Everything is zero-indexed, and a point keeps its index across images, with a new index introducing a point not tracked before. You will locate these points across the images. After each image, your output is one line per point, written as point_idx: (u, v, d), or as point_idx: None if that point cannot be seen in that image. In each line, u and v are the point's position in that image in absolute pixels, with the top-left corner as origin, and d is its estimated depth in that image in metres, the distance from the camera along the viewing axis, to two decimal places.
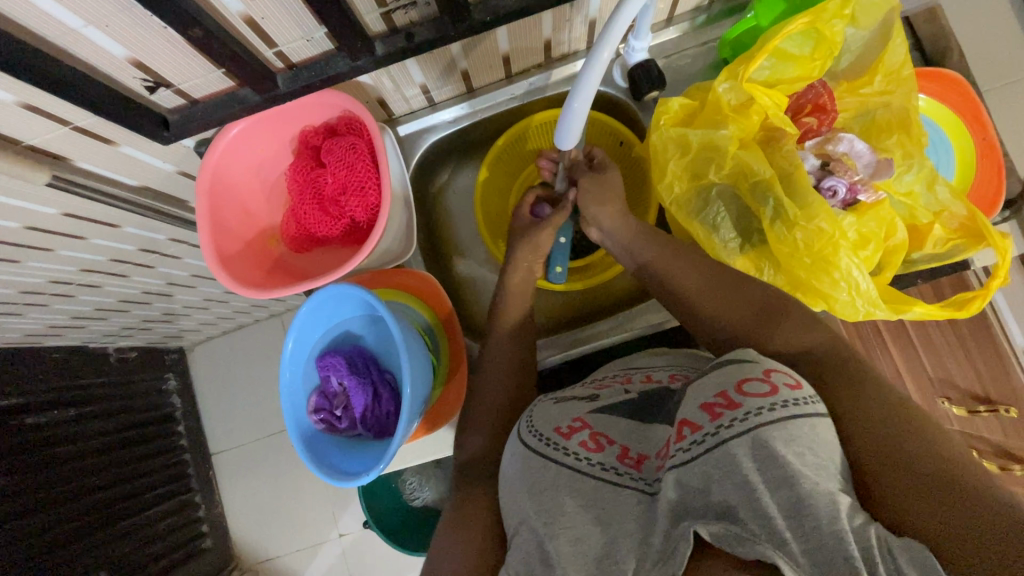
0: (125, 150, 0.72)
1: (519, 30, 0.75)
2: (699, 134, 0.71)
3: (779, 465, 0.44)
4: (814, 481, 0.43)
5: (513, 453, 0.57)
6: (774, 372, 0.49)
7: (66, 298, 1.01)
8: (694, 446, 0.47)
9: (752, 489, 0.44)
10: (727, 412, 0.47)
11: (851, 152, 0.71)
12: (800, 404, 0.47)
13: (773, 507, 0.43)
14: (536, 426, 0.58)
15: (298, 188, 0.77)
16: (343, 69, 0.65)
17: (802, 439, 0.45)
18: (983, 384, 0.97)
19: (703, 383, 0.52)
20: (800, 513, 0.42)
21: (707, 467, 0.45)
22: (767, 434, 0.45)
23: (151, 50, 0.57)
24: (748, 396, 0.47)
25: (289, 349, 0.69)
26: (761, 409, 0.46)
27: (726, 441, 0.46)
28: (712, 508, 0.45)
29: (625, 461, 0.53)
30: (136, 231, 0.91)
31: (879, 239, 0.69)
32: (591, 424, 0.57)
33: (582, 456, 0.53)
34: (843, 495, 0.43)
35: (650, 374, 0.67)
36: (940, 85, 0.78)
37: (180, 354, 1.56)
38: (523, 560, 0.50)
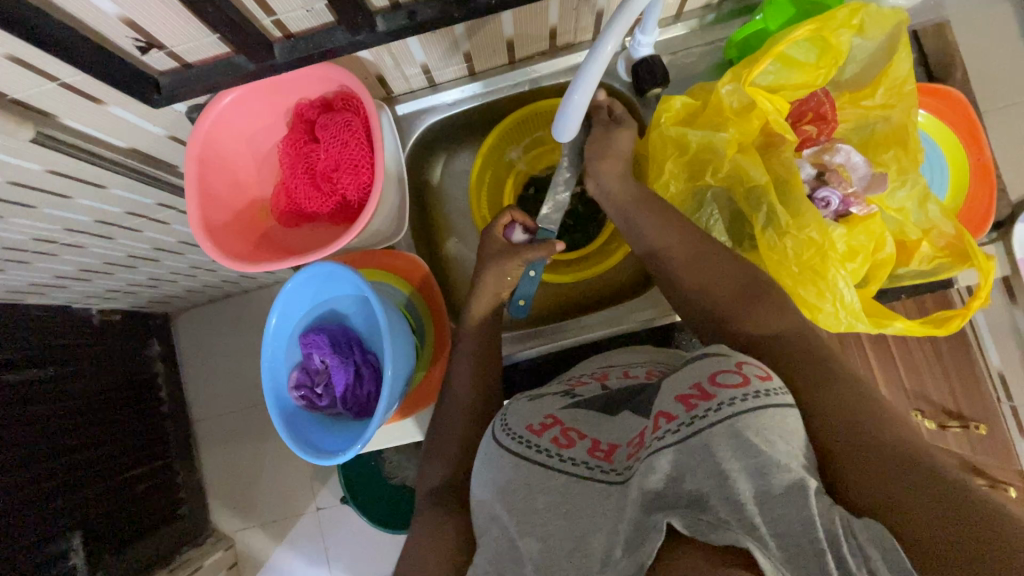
0: (114, 110, 0.70)
1: (524, 15, 0.74)
2: (699, 135, 0.71)
3: (752, 454, 0.44)
4: (785, 467, 0.44)
5: (486, 453, 0.58)
6: (745, 363, 0.49)
7: (51, 257, 1.00)
8: (668, 435, 0.47)
9: (725, 476, 0.44)
10: (701, 403, 0.47)
11: (847, 164, 0.71)
12: (771, 395, 0.47)
13: (744, 493, 0.43)
14: (508, 427, 0.58)
15: (290, 161, 0.75)
16: (342, 44, 0.64)
17: (773, 429, 0.45)
18: (956, 400, 0.99)
19: (677, 377, 0.52)
20: (769, 499, 0.43)
21: (682, 455, 0.46)
22: (740, 424, 0.45)
23: (145, 10, 0.55)
24: (722, 387, 0.47)
25: (273, 323, 0.70)
26: (734, 400, 0.46)
27: (700, 430, 0.45)
28: (686, 498, 0.45)
29: (596, 454, 0.53)
30: (122, 193, 0.89)
31: (867, 253, 0.69)
32: (562, 420, 0.57)
33: (553, 452, 0.54)
34: (812, 480, 0.44)
35: (627, 370, 0.67)
36: (941, 102, 0.78)
37: (164, 320, 1.55)
38: (493, 548, 0.51)
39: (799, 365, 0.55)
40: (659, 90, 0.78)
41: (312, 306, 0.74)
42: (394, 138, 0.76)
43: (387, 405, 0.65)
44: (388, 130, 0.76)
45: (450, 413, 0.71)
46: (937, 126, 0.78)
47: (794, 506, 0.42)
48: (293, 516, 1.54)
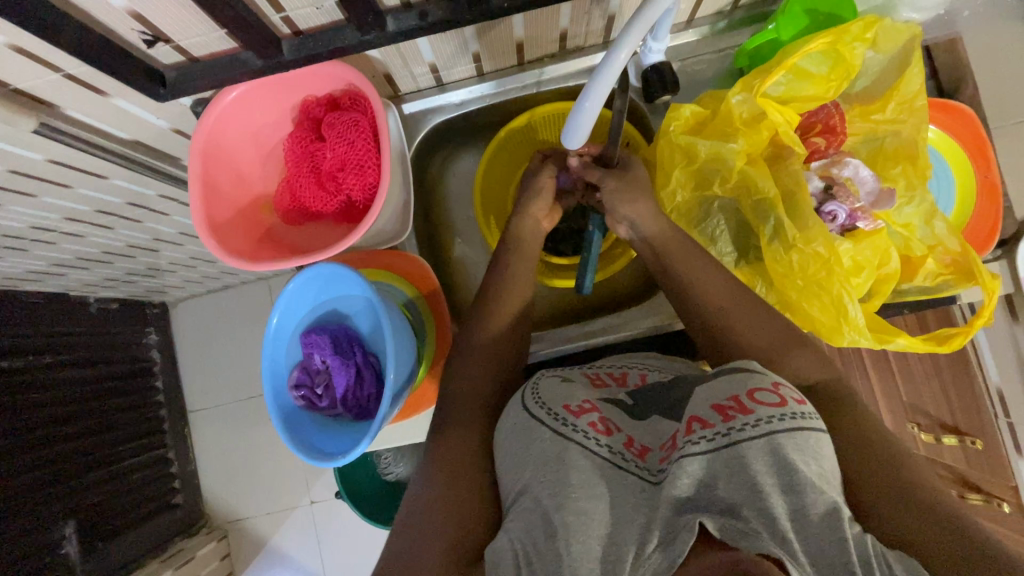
0: (118, 102, 0.69)
1: (535, 18, 0.73)
2: (708, 145, 0.70)
3: (788, 472, 0.45)
4: (820, 490, 0.45)
5: (515, 420, 0.58)
6: (782, 386, 0.51)
7: (48, 245, 0.99)
8: (705, 441, 0.47)
9: (760, 490, 0.45)
10: (739, 416, 0.48)
11: (855, 178, 0.70)
12: (805, 418, 0.48)
13: (779, 510, 0.44)
14: (542, 400, 0.57)
15: (295, 159, 0.75)
16: (351, 43, 0.63)
17: (809, 450, 0.46)
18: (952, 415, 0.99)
19: (711, 386, 0.53)
20: (804, 519, 0.45)
21: (716, 464, 0.47)
22: (781, 441, 0.46)
23: (151, 3, 0.54)
24: (760, 404, 0.49)
25: (273, 323, 0.69)
26: (772, 418, 0.47)
27: (738, 442, 0.46)
28: (719, 504, 0.45)
29: (631, 449, 0.53)
30: (124, 183, 0.88)
31: (873, 267, 0.69)
32: (601, 408, 0.57)
33: (591, 435, 0.53)
34: (844, 506, 0.46)
35: (645, 374, 0.68)
36: (949, 117, 0.78)
37: (162, 310, 1.54)
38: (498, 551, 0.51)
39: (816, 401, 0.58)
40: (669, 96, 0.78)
41: (314, 305, 0.73)
42: (400, 136, 0.76)
43: (388, 408, 0.64)
44: (393, 128, 0.75)
45: (449, 390, 0.67)
46: (946, 142, 0.78)
47: (828, 529, 0.44)
48: (288, 509, 1.54)
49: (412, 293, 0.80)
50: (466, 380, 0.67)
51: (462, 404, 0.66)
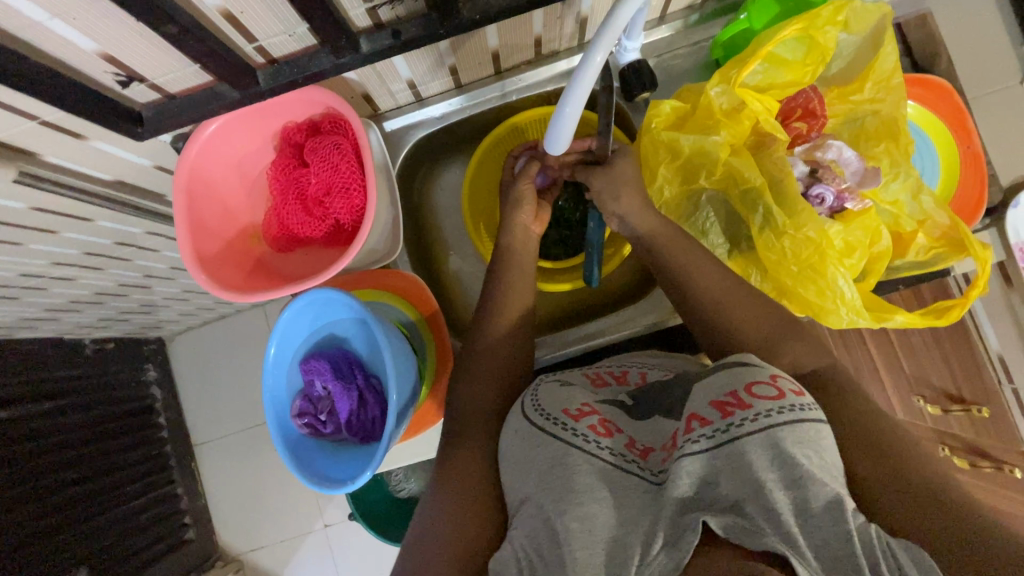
0: (97, 144, 0.69)
1: (509, 26, 0.73)
2: (691, 140, 0.71)
3: (789, 465, 0.45)
4: (823, 482, 0.44)
5: (517, 430, 0.57)
6: (780, 378, 0.50)
7: (40, 291, 0.98)
8: (705, 439, 0.47)
9: (762, 485, 0.45)
10: (737, 411, 0.48)
11: (839, 160, 0.71)
12: (805, 410, 0.48)
13: (782, 504, 0.44)
14: (542, 407, 0.57)
15: (280, 187, 0.75)
16: (326, 66, 0.63)
17: (810, 442, 0.46)
18: (957, 383, 1.00)
19: (711, 383, 0.53)
20: (808, 513, 0.44)
21: (715, 461, 0.47)
22: (779, 434, 0.46)
23: (123, 44, 0.54)
24: (758, 398, 0.48)
25: (271, 353, 0.68)
26: (771, 411, 0.47)
27: (737, 438, 0.46)
28: (722, 501, 0.46)
29: (633, 450, 0.53)
30: (110, 224, 0.88)
31: (864, 248, 0.69)
32: (602, 411, 0.57)
33: (592, 438, 0.53)
34: (848, 498, 0.44)
35: (646, 372, 0.68)
36: (927, 92, 0.78)
37: (159, 345, 1.53)
38: (511, 537, 0.51)
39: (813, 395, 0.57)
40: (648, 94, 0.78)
41: (310, 332, 0.73)
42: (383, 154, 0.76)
43: (393, 429, 0.64)
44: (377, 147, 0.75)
45: (457, 404, 0.68)
46: (925, 117, 0.79)
47: (833, 521, 0.43)
48: (301, 535, 1.53)
49: (412, 312, 0.80)
50: (471, 389, 0.68)
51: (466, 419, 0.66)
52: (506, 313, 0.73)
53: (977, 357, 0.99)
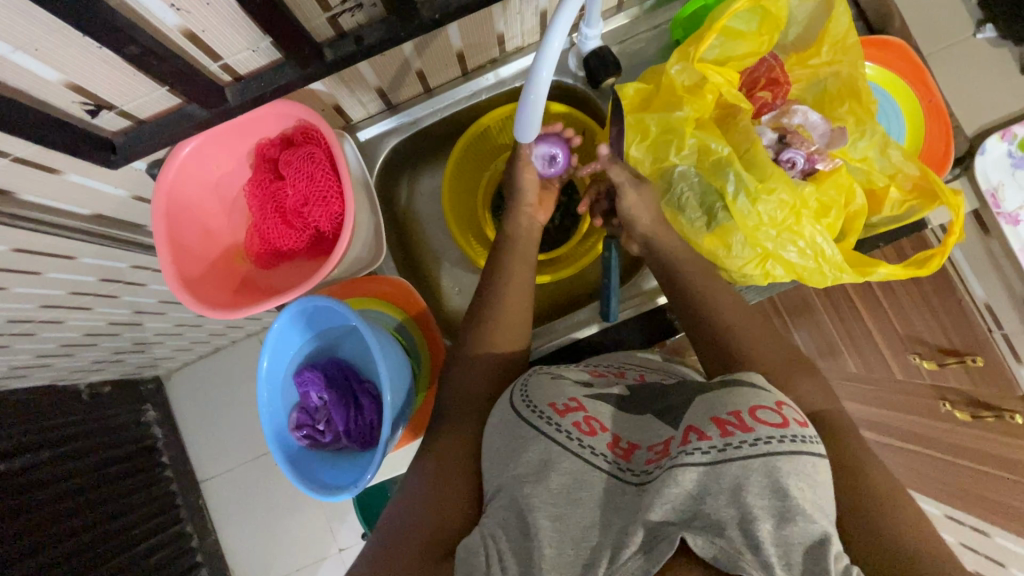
0: (73, 177, 0.69)
1: (470, 25, 0.75)
2: (658, 118, 0.72)
3: (781, 496, 0.45)
4: (811, 518, 0.44)
5: (502, 422, 0.57)
6: (785, 406, 0.50)
7: (29, 337, 0.97)
8: (701, 453, 0.47)
9: (750, 513, 0.45)
10: (738, 432, 0.47)
11: (806, 123, 0.72)
12: (805, 441, 0.47)
13: (765, 535, 0.44)
14: (532, 402, 0.57)
15: (259, 203, 0.75)
16: (292, 77, 0.64)
17: (806, 475, 0.46)
18: (949, 337, 0.98)
19: (712, 398, 0.52)
20: (789, 546, 0.44)
21: (707, 478, 0.46)
22: (776, 463, 0.45)
23: (89, 72, 0.55)
24: (760, 423, 0.48)
25: (264, 366, 0.68)
26: (772, 438, 0.47)
27: (734, 460, 0.46)
28: (706, 522, 0.45)
29: (615, 450, 0.53)
30: (94, 261, 0.88)
31: (839, 207, 0.71)
32: (587, 406, 0.56)
33: (574, 436, 0.53)
34: (835, 537, 0.45)
35: (643, 373, 0.69)
36: (884, 52, 0.80)
37: (156, 384, 1.52)
38: (498, 522, 0.52)
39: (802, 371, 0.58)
40: (613, 79, 0.80)
41: (302, 345, 0.73)
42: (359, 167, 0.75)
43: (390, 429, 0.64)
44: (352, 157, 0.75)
45: (450, 395, 0.68)
46: (886, 76, 0.80)
47: (812, 559, 0.44)
48: (317, 561, 1.51)
49: (401, 315, 0.81)
50: (464, 383, 0.67)
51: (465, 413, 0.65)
52: (498, 308, 0.72)
53: (964, 304, 0.98)
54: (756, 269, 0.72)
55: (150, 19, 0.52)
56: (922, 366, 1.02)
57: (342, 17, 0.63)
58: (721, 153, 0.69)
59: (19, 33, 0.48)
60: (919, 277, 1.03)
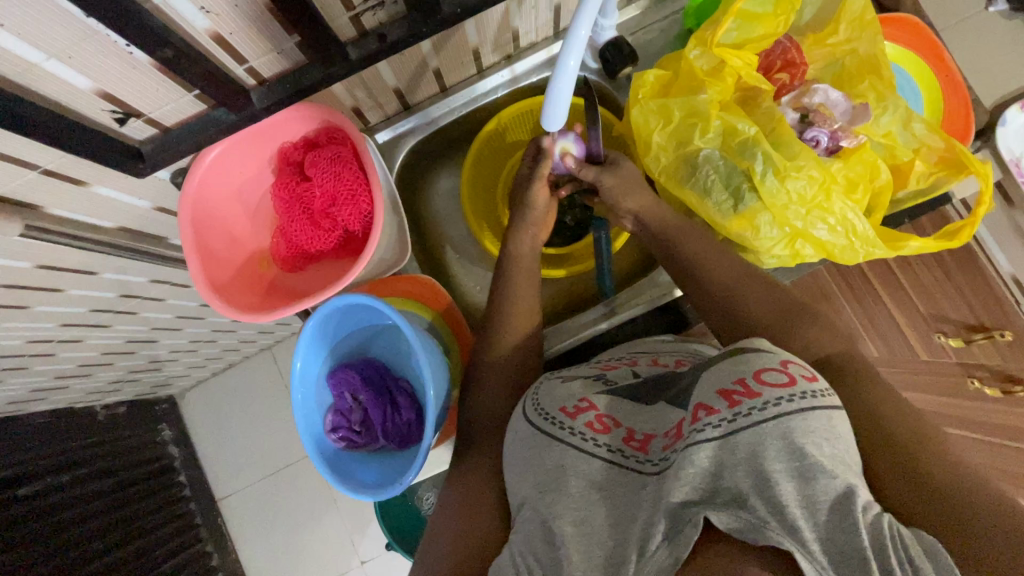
0: (99, 189, 0.69)
1: (487, 21, 0.75)
2: (680, 102, 0.72)
3: (797, 456, 0.42)
4: (832, 474, 0.41)
5: (518, 433, 0.57)
6: (791, 363, 0.47)
7: (48, 358, 0.97)
8: (710, 428, 0.45)
9: (768, 479, 0.42)
10: (746, 400, 0.45)
11: (827, 102, 0.72)
12: (818, 396, 0.44)
13: (788, 496, 0.41)
14: (542, 408, 0.57)
15: (286, 206, 0.75)
16: (316, 78, 0.64)
17: (820, 431, 0.43)
18: (976, 314, 1.01)
19: (718, 370, 0.49)
20: (814, 507, 0.41)
21: (723, 452, 0.44)
22: (790, 425, 0.43)
23: (119, 79, 0.55)
24: (767, 385, 0.45)
25: (298, 369, 0.67)
26: (781, 399, 0.44)
27: (746, 428, 0.43)
28: (726, 496, 0.43)
29: (631, 444, 0.52)
30: (114, 276, 0.87)
31: (866, 182, 0.70)
32: (599, 404, 0.56)
33: (587, 436, 0.53)
34: (860, 488, 0.41)
35: (656, 358, 0.67)
36: (898, 29, 0.81)
37: (171, 404, 1.51)
38: (525, 537, 0.50)
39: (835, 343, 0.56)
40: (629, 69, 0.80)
41: (333, 345, 0.72)
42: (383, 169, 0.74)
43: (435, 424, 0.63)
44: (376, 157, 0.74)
45: (489, 392, 0.68)
46: (903, 54, 0.80)
47: (839, 514, 0.40)
48: None
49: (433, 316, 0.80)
50: (500, 379, 0.69)
51: (504, 416, 0.66)
52: (522, 305, 0.73)
53: (989, 278, 1.01)
54: (787, 250, 0.72)
55: (180, 23, 0.53)
56: (949, 345, 1.01)
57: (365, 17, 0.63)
58: (746, 133, 0.70)
59: (55, 40, 0.48)
60: (940, 255, 1.02)
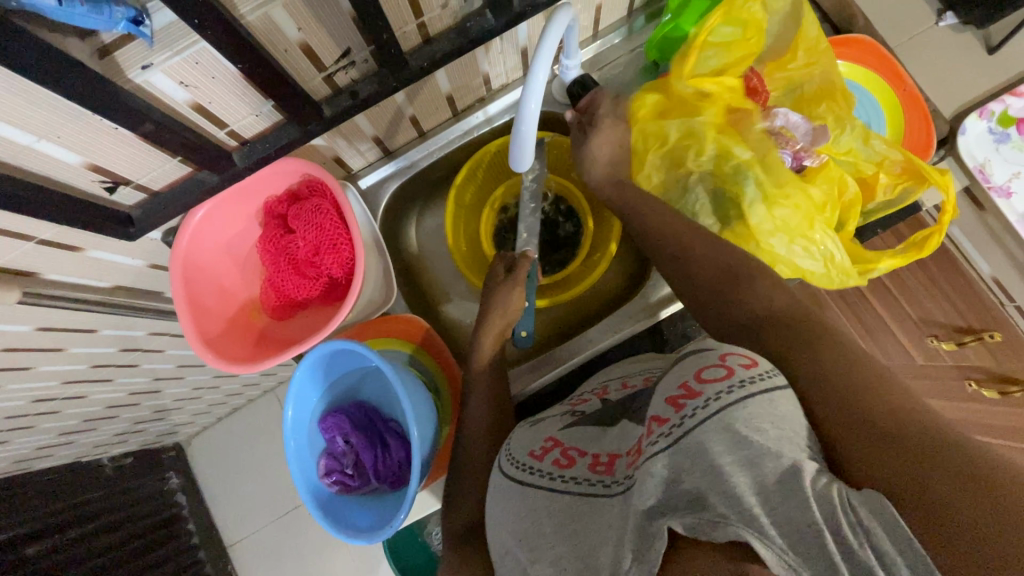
0: (93, 253, 0.72)
1: (457, 70, 0.79)
2: (677, 125, 0.74)
3: (743, 445, 0.43)
4: (776, 453, 0.42)
5: (497, 487, 0.59)
6: (729, 355, 0.48)
7: (53, 415, 0.99)
8: (662, 439, 0.46)
9: (721, 472, 0.42)
10: (689, 402, 0.46)
11: (788, 124, 0.74)
12: (756, 381, 0.46)
13: (742, 486, 0.41)
14: (513, 457, 0.61)
15: (272, 257, 0.78)
16: (294, 136, 0.67)
17: (763, 415, 0.44)
18: (962, 314, 0.98)
19: (668, 379, 0.51)
20: (766, 490, 0.41)
21: (677, 457, 0.44)
22: (729, 418, 0.44)
23: (105, 151, 0.58)
24: (707, 383, 0.46)
25: (289, 417, 0.69)
26: (720, 394, 0.45)
27: (691, 430, 0.44)
28: (685, 499, 0.43)
29: (597, 469, 0.54)
30: (113, 332, 0.90)
31: (834, 201, 0.73)
32: (562, 440, 0.59)
33: (555, 474, 0.55)
34: (807, 462, 0.42)
35: (625, 381, 0.68)
36: (857, 51, 0.84)
37: (178, 451, 1.52)
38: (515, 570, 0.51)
39: (794, 326, 0.56)
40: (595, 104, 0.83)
41: (323, 391, 0.74)
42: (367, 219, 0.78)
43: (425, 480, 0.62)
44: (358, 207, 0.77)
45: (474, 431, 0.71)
46: (858, 72, 0.84)
47: (790, 492, 0.41)
48: None
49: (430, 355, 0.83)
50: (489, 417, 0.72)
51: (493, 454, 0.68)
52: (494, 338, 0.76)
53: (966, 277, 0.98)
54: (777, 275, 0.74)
55: (160, 96, 0.56)
56: (942, 348, 1.01)
57: (337, 77, 0.67)
58: (729, 158, 0.72)
59: (43, 123, 0.51)
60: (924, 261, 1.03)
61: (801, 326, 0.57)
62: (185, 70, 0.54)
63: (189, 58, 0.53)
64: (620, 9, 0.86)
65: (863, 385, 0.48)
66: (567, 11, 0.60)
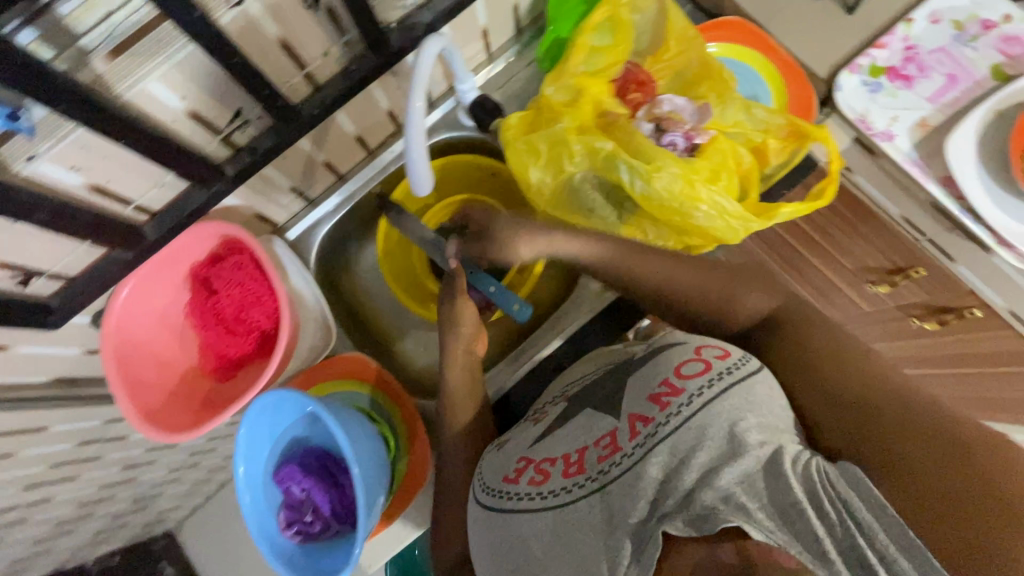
0: (25, 348, 0.72)
1: (357, 108, 0.82)
2: (544, 135, 0.77)
3: (737, 445, 0.50)
4: (761, 442, 0.50)
5: (478, 515, 0.63)
6: (703, 349, 0.59)
7: (19, 523, 0.96)
8: (648, 439, 0.54)
9: (687, 456, 0.51)
10: (673, 399, 0.55)
11: (675, 108, 0.79)
12: (731, 371, 0.55)
13: (725, 477, 0.48)
14: (489, 485, 0.64)
15: (204, 324, 0.80)
16: (202, 199, 0.69)
17: (743, 403, 0.53)
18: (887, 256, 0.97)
19: (644, 376, 0.60)
20: (752, 482, 0.48)
21: (666, 459, 0.52)
22: (715, 408, 0.52)
23: (8, 243, 0.59)
24: (688, 379, 0.55)
25: (240, 473, 0.68)
26: (701, 389, 0.54)
27: (676, 426, 0.53)
28: (679, 501, 0.49)
29: (570, 474, 0.58)
30: (65, 428, 0.87)
31: (727, 167, 0.76)
32: (533, 457, 0.62)
33: (537, 492, 0.59)
34: (789, 445, 0.50)
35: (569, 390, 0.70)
36: (727, 30, 0.94)
37: (169, 538, 1.47)
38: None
39: (791, 322, 0.66)
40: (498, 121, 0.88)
41: (274, 443, 0.74)
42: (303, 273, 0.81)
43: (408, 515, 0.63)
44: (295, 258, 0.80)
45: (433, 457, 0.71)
46: (730, 49, 0.93)
47: (774, 477, 0.47)
48: None
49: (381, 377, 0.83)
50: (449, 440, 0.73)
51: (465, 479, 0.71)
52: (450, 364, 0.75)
53: None
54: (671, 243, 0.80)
55: (56, 182, 0.57)
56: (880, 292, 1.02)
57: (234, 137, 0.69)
58: (600, 154, 0.75)
59: None
60: None
61: (783, 317, 0.67)
62: (72, 154, 0.55)
63: (73, 142, 0.54)
64: (509, 29, 0.91)
65: (852, 380, 0.57)
66: (439, 41, 0.64)
